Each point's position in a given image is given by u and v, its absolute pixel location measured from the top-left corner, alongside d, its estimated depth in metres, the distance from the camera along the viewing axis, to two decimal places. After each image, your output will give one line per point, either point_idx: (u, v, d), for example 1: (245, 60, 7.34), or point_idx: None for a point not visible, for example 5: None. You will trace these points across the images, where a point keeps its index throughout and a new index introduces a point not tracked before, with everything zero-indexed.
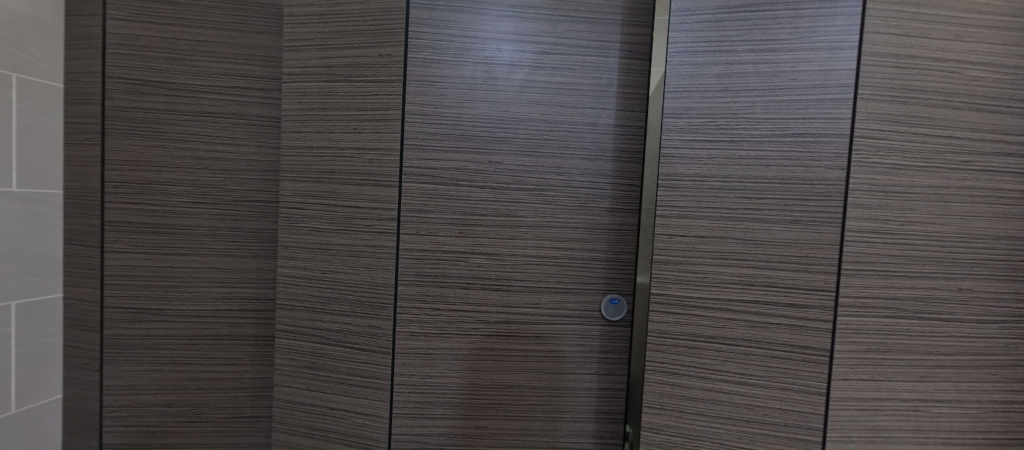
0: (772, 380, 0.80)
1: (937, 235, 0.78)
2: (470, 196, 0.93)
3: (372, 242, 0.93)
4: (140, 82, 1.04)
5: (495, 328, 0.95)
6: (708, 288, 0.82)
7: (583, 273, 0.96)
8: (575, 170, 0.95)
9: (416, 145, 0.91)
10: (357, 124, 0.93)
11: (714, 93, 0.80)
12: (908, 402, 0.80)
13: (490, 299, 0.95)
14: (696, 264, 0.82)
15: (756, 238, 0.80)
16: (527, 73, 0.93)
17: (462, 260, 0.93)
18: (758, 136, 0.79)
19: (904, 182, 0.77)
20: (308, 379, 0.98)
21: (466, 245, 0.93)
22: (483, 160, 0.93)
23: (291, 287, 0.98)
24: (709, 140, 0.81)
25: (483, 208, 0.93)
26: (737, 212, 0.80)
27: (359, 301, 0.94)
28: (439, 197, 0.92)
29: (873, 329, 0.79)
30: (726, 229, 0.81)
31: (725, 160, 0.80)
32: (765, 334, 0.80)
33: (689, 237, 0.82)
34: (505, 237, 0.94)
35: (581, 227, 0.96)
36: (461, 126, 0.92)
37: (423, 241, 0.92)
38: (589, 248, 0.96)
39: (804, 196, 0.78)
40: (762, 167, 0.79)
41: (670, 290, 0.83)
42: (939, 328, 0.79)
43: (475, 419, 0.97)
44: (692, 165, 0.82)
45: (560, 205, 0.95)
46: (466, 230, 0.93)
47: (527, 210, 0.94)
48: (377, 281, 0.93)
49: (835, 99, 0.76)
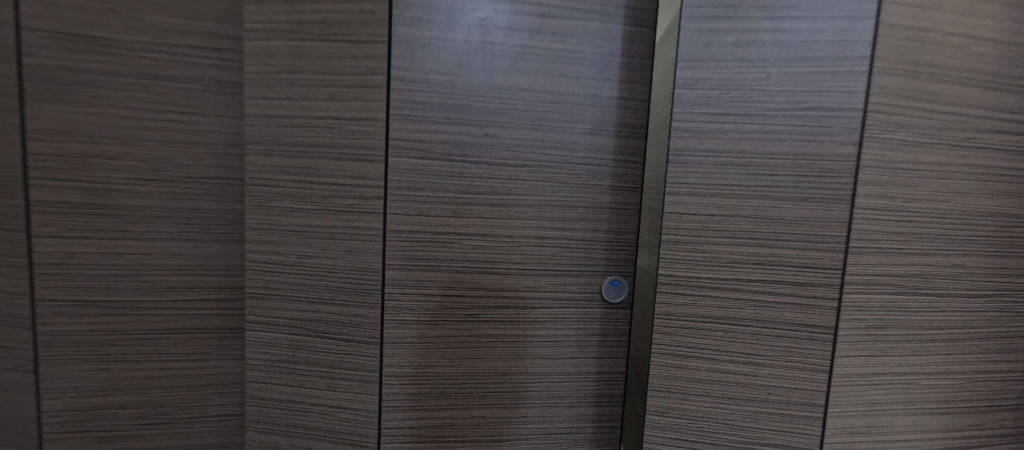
0: (778, 360, 0.79)
1: (936, 212, 0.79)
2: (464, 172, 0.86)
3: (356, 223, 0.84)
4: (67, 36, 0.89)
5: (491, 313, 0.90)
6: (717, 268, 0.79)
7: (583, 255, 0.92)
8: (576, 145, 0.89)
9: (404, 116, 0.83)
10: (336, 90, 0.82)
11: (730, 63, 0.76)
12: (902, 375, 0.82)
13: (486, 283, 0.89)
14: (705, 243, 0.79)
15: (767, 217, 0.77)
16: (525, 38, 0.85)
17: (455, 242, 0.87)
18: (773, 109, 0.75)
19: (910, 159, 0.77)
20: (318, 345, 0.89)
21: (460, 226, 0.87)
22: (479, 132, 0.86)
23: (262, 274, 0.88)
24: (722, 113, 0.76)
25: (478, 185, 0.87)
26: (749, 189, 0.77)
27: (343, 289, 0.85)
28: (430, 173, 0.85)
29: (874, 305, 0.79)
30: (737, 208, 0.78)
31: (737, 134, 0.76)
32: (772, 315, 0.79)
33: (699, 215, 0.78)
34: (501, 217, 0.88)
35: (582, 206, 0.90)
36: (453, 96, 0.84)
37: (414, 221, 0.86)
38: (590, 228, 0.91)
39: (816, 173, 0.76)
40: (776, 143, 0.76)
41: (678, 271, 0.80)
42: (933, 302, 0.82)
43: (470, 407, 0.93)
44: (704, 139, 0.77)
45: (560, 183, 0.89)
46: (460, 209, 0.87)
47: (526, 187, 0.88)
48: (363, 267, 0.85)
49: (852, 71, 0.74)
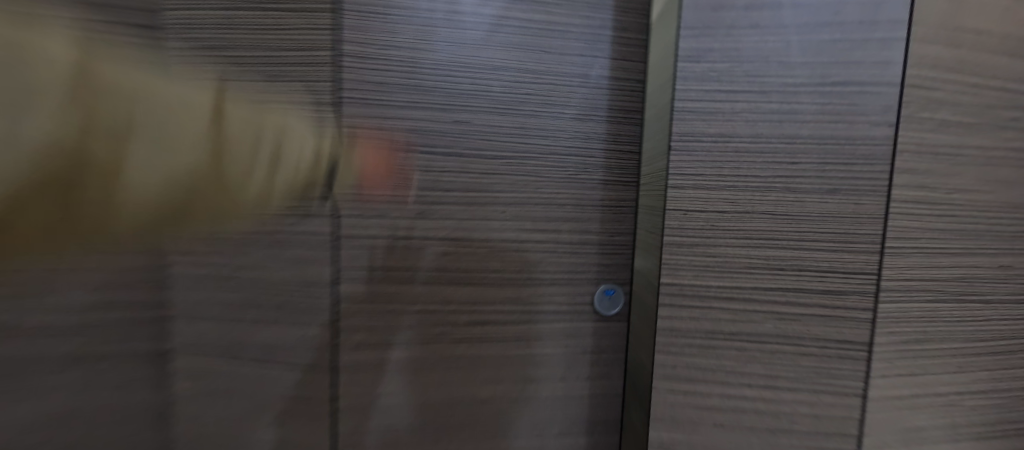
0: (803, 383, 0.67)
1: (981, 205, 0.68)
2: (430, 166, 0.73)
3: (301, 228, 0.71)
4: None
5: (465, 331, 0.77)
6: (730, 275, 0.66)
7: (571, 260, 0.79)
8: (562, 133, 0.76)
9: (358, 99, 0.70)
10: (275, 68, 0.69)
11: (742, 30, 0.64)
12: (944, 396, 0.70)
13: (459, 295, 0.76)
14: (716, 246, 0.66)
15: (789, 213, 0.65)
16: (500, 8, 0.73)
17: (421, 248, 0.74)
18: (794, 84, 0.63)
19: (953, 143, 0.65)
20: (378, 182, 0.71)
21: (426, 229, 0.74)
22: (447, 118, 0.73)
23: (190, 290, 0.73)
24: (734, 90, 0.64)
25: (448, 181, 0.74)
26: (767, 180, 0.65)
27: (287, 306, 0.72)
28: (389, 167, 0.72)
29: (914, 315, 0.67)
30: (753, 203, 0.65)
31: (753, 115, 0.64)
32: (797, 330, 0.66)
33: (708, 212, 0.66)
34: (476, 217, 0.75)
35: (569, 203, 0.78)
36: (416, 75, 0.71)
37: (371, 225, 0.72)
38: (579, 229, 0.79)
39: (846, 160, 0.64)
40: (798, 125, 0.64)
41: (684, 279, 0.67)
42: (979, 311, 0.70)
43: (443, 442, 0.79)
44: (712, 122, 0.65)
45: (544, 177, 0.77)
46: (426, 210, 0.74)
47: (504, 182, 0.75)
48: (311, 280, 0.71)
49: (887, 38, 0.62)
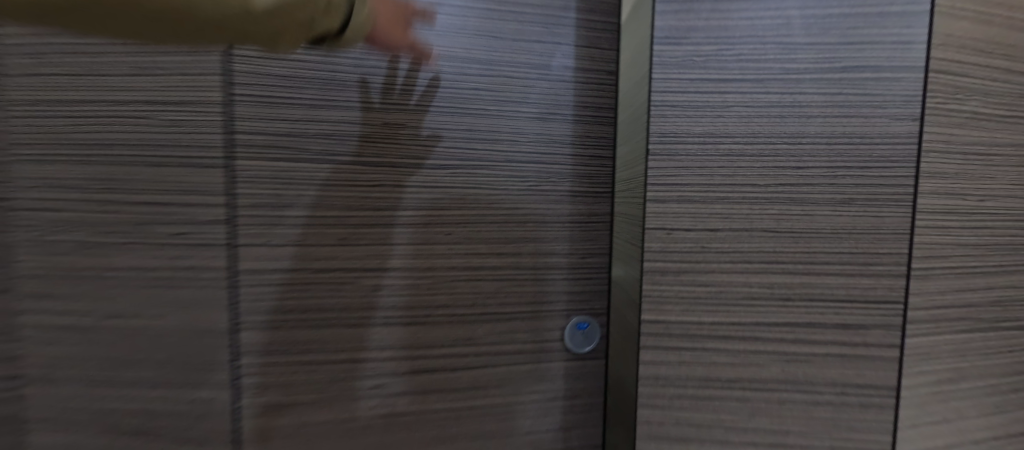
0: (819, 438, 0.54)
1: (1017, 214, 0.56)
2: (356, 180, 0.59)
3: (186, 263, 0.55)
4: None
5: (406, 381, 0.63)
6: (727, 310, 0.53)
7: (535, 290, 0.66)
8: (519, 137, 0.63)
9: (256, 98, 0.55)
10: (147, 59, 0.54)
11: (731, 5, 0.51)
12: (981, 443, 0.59)
13: (396, 339, 0.62)
14: (708, 272, 0.53)
15: (796, 230, 0.52)
16: None
17: (347, 282, 0.60)
18: (797, 70, 0.51)
19: (984, 140, 0.54)
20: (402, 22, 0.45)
21: (353, 258, 0.60)
22: (375, 121, 0.59)
23: (42, 348, 0.56)
24: (723, 79, 0.52)
25: (379, 198, 0.60)
26: (767, 190, 0.52)
27: (172, 363, 0.56)
28: (302, 183, 0.57)
29: (945, 350, 0.55)
30: (752, 218, 0.52)
31: (748, 110, 0.52)
32: (810, 374, 0.53)
33: (697, 232, 0.53)
34: (416, 241, 0.61)
35: (530, 221, 0.65)
36: (333, 68, 0.57)
37: (280, 256, 0.57)
38: (543, 252, 0.66)
39: (864, 163, 0.51)
40: (804, 120, 0.51)
41: (670, 316, 0.54)
42: (1017, 340, 0.59)
43: None
44: (699, 119, 0.52)
45: (498, 190, 0.63)
46: (352, 234, 0.59)
47: (450, 198, 0.62)
48: (201, 329, 0.56)
49: (907, 11, 0.50)
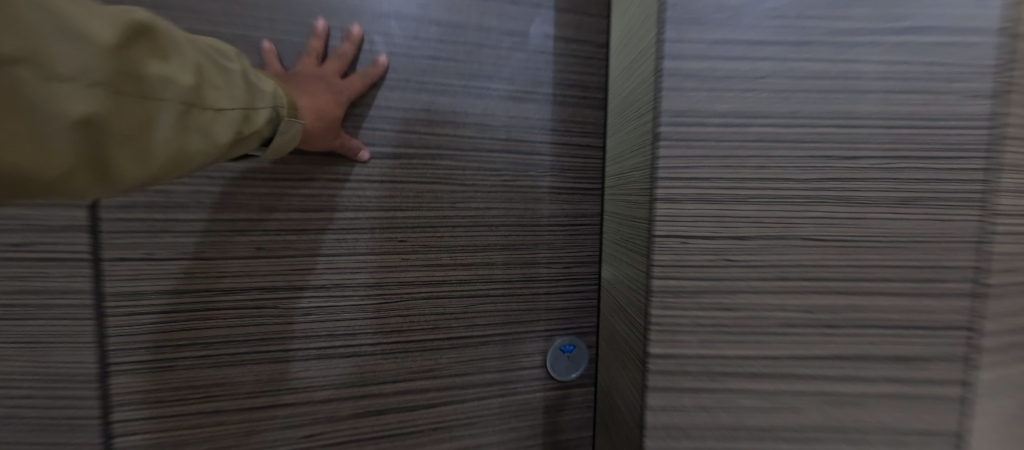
0: None
1: None
2: (277, 173, 0.45)
3: (42, 284, 0.42)
4: None
5: (348, 429, 0.49)
6: (754, 339, 0.42)
7: (510, 309, 0.53)
8: (489, 120, 0.51)
9: None
10: None
11: None
12: None
13: (334, 376, 0.48)
14: (732, 293, 0.41)
15: (844, 238, 0.41)
16: None
17: (266, 305, 0.46)
18: (846, 31, 0.39)
19: None
20: (331, 128, 0.43)
21: (273, 275, 0.46)
22: None
23: None
24: (755, 41, 0.40)
25: (308, 197, 0.46)
26: (808, 186, 0.40)
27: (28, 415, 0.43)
28: (201, 177, 0.43)
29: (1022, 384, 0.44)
30: (787, 223, 0.41)
31: (784, 83, 0.40)
32: (857, 417, 0.42)
33: (719, 240, 0.41)
34: (358, 252, 0.48)
35: (505, 225, 0.52)
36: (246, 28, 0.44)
37: (173, 274, 0.44)
38: (521, 262, 0.53)
39: (928, 152, 0.40)
40: (853, 97, 0.40)
41: (685, 349, 0.42)
42: None
43: None
44: (723, 92, 0.40)
45: (464, 186, 0.50)
46: (272, 243, 0.46)
47: (401, 196, 0.49)
48: (66, 369, 0.43)
49: None
